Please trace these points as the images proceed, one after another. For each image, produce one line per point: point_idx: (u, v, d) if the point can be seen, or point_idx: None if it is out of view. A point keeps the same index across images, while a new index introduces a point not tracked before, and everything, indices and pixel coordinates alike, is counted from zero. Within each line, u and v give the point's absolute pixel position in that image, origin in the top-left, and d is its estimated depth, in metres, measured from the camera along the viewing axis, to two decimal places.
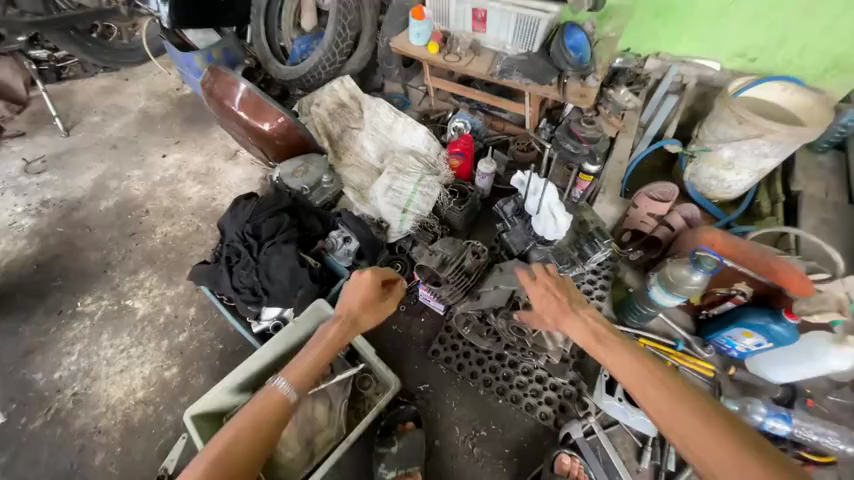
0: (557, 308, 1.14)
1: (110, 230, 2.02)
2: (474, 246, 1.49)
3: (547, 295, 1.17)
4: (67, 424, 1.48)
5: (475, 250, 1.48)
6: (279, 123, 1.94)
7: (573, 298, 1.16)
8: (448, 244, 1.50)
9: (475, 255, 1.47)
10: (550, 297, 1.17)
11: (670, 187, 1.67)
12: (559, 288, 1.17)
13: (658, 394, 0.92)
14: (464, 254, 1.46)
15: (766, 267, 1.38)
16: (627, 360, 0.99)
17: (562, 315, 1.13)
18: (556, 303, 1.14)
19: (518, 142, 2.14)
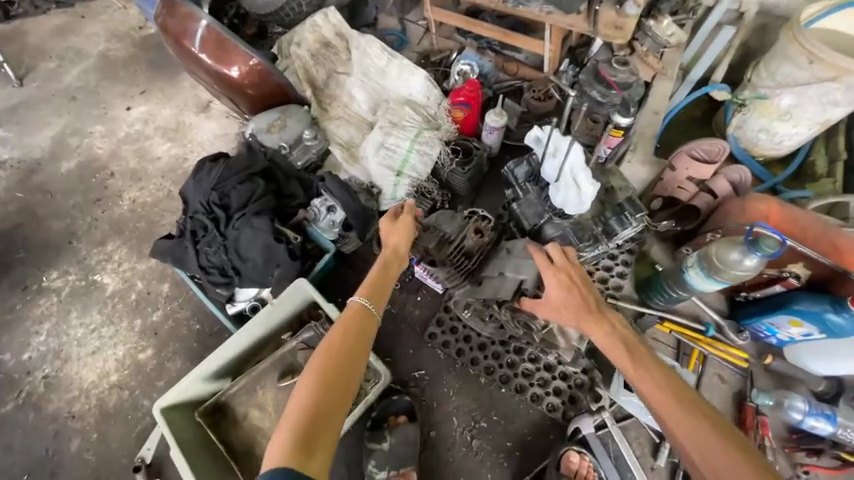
0: (579, 303, 0.96)
1: (72, 196, 1.81)
2: (477, 222, 1.28)
3: (568, 285, 0.99)
4: (41, 408, 1.42)
5: (478, 226, 1.28)
6: (250, 67, 1.63)
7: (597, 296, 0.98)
8: (446, 218, 1.27)
9: (477, 233, 1.26)
10: (570, 288, 0.98)
11: (721, 145, 1.37)
12: (583, 281, 0.99)
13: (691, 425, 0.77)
14: (465, 232, 1.25)
15: (830, 245, 1.18)
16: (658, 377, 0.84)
17: (583, 313, 0.95)
18: (578, 297, 0.97)
19: (534, 88, 1.82)
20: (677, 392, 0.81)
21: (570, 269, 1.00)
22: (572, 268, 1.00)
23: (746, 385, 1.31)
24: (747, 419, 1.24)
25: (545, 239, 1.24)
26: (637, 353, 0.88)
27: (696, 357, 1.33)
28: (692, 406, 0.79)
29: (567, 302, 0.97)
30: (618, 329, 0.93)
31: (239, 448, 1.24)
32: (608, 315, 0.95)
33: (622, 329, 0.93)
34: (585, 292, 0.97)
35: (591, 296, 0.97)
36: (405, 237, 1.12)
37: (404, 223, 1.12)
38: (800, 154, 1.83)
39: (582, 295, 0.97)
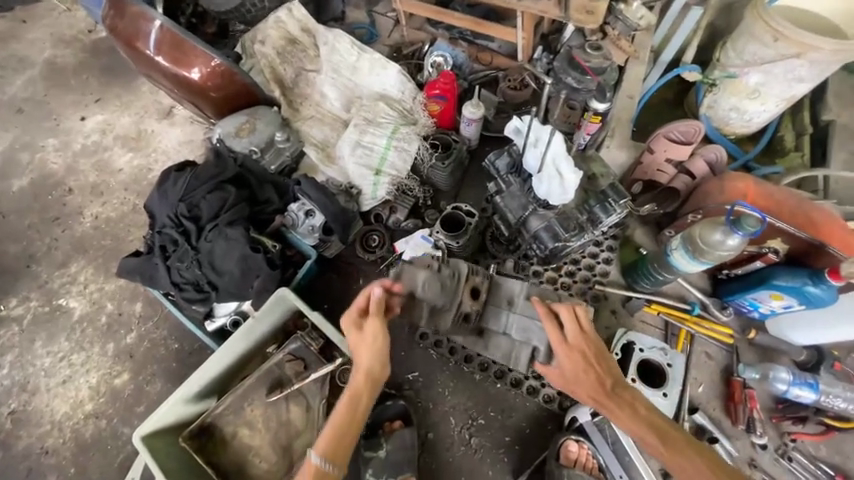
0: (599, 387, 0.93)
1: (28, 217, 1.68)
2: (472, 280, 1.09)
3: (585, 367, 0.94)
4: (10, 446, 1.32)
5: (474, 283, 1.09)
6: (212, 69, 1.53)
7: (616, 370, 0.95)
8: (431, 282, 1.04)
9: (474, 293, 1.10)
10: (586, 370, 0.94)
11: (696, 125, 1.38)
12: (599, 357, 0.95)
13: None
14: (460, 299, 1.07)
15: (805, 218, 1.23)
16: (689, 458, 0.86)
17: (603, 396, 0.93)
18: (597, 380, 0.93)
19: (509, 78, 1.80)
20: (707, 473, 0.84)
21: (584, 347, 0.95)
22: (586, 345, 0.95)
23: (732, 361, 1.33)
24: (735, 393, 1.27)
25: (530, 231, 1.23)
26: (664, 435, 0.89)
27: (684, 337, 1.35)
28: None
29: (586, 388, 0.94)
30: (642, 409, 0.92)
31: (230, 471, 1.18)
32: (627, 395, 0.93)
33: (644, 408, 0.92)
34: (603, 372, 0.94)
35: (610, 374, 0.94)
36: (374, 354, 0.98)
37: (370, 335, 0.99)
38: (770, 130, 1.88)
39: (601, 376, 0.93)
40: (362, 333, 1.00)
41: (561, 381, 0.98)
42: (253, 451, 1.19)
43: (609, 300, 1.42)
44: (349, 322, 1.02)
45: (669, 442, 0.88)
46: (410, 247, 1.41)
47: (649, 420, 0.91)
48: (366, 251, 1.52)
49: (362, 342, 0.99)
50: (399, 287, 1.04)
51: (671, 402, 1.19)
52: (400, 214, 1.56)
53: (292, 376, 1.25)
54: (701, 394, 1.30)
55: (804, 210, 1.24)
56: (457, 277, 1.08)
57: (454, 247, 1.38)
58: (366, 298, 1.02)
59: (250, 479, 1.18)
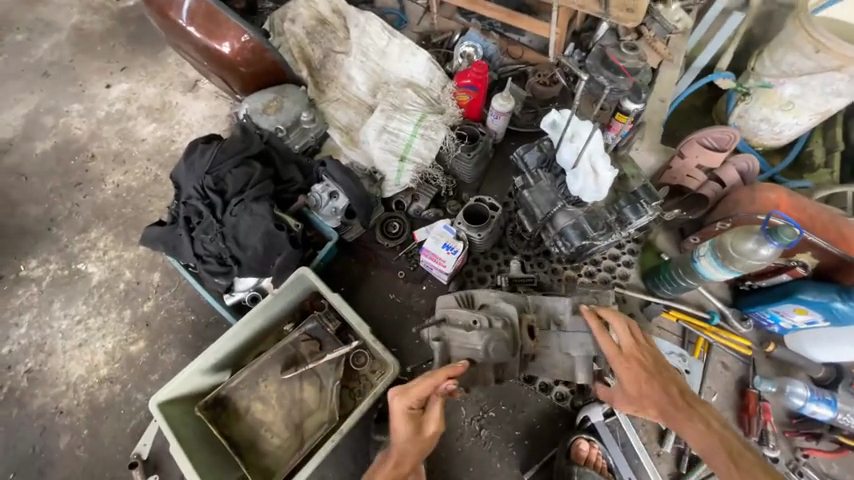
0: (666, 398, 0.91)
1: (51, 180, 1.69)
2: (526, 318, 1.07)
3: (645, 378, 0.93)
4: (26, 403, 1.34)
5: (527, 322, 1.08)
6: (243, 44, 1.53)
7: (677, 380, 0.94)
8: (499, 348, 0.99)
9: (529, 331, 1.08)
10: (646, 379, 0.93)
11: (731, 132, 1.35)
12: (657, 366, 0.95)
13: None
14: (521, 346, 1.06)
15: (837, 235, 1.21)
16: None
17: (667, 407, 0.91)
18: (660, 390, 0.92)
19: (539, 73, 1.76)
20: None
21: (640, 356, 0.95)
22: (642, 354, 0.95)
23: (749, 373, 1.32)
24: (750, 404, 1.25)
25: (557, 227, 1.23)
26: (734, 449, 0.86)
27: (701, 345, 1.34)
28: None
29: (651, 401, 0.92)
30: (711, 421, 0.90)
31: (240, 445, 1.18)
32: (691, 405, 0.92)
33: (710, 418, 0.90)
34: (665, 381, 0.93)
35: (672, 383, 0.93)
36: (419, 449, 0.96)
37: (431, 433, 0.96)
38: (799, 144, 1.84)
39: (664, 386, 0.92)
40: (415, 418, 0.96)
41: (622, 395, 0.95)
42: (265, 426, 1.19)
43: (627, 304, 1.41)
44: (400, 402, 0.95)
45: (748, 460, 0.84)
46: (432, 236, 1.36)
47: (716, 431, 0.88)
48: (386, 238, 1.50)
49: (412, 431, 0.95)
50: (464, 367, 0.95)
51: None
52: (421, 203, 1.55)
53: (306, 355, 1.27)
54: (714, 403, 1.29)
55: (836, 227, 1.22)
56: (513, 326, 1.03)
57: (476, 239, 1.38)
58: (428, 389, 0.93)
59: (259, 454, 1.18)
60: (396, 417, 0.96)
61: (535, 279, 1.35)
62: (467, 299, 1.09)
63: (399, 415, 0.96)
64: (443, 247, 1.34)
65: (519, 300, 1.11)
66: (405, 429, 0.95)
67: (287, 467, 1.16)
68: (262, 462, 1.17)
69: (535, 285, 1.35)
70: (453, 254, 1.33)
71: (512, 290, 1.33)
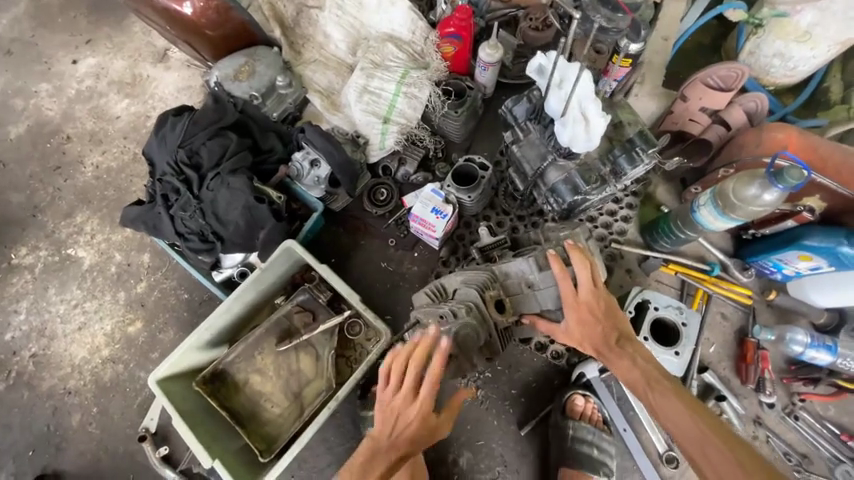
0: (604, 340, 0.93)
1: (29, 165, 1.64)
2: (490, 296, 1.00)
3: (592, 322, 0.94)
4: (35, 384, 1.38)
5: (493, 298, 1.02)
6: (205, 3, 1.39)
7: (622, 325, 0.95)
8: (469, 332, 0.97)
9: (498, 306, 1.03)
10: (592, 321, 0.93)
11: (739, 68, 1.23)
12: (609, 312, 0.94)
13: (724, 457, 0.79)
14: (492, 326, 1.01)
15: (850, 173, 1.13)
16: (688, 415, 0.84)
17: (604, 346, 0.93)
18: (603, 333, 0.93)
19: (531, 17, 1.60)
20: (707, 432, 0.81)
21: (594, 303, 0.93)
22: (597, 302, 0.93)
23: (748, 322, 1.30)
24: (747, 353, 1.24)
25: (548, 183, 1.16)
26: (655, 382, 0.89)
27: (700, 296, 1.31)
28: (723, 445, 0.79)
29: (587, 339, 0.94)
30: (643, 361, 0.91)
31: (242, 415, 1.21)
32: (628, 345, 0.93)
33: (642, 358, 0.92)
34: (607, 323, 0.94)
35: (613, 326, 0.94)
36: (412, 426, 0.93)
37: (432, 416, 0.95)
38: (814, 81, 1.70)
39: (608, 330, 0.94)
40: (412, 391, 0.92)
41: (564, 334, 0.97)
42: (264, 396, 1.22)
43: (624, 260, 1.38)
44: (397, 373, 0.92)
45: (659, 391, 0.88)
46: (420, 200, 1.30)
47: (644, 368, 0.90)
48: (374, 205, 1.46)
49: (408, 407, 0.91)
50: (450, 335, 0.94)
51: (684, 361, 1.15)
52: (409, 166, 1.49)
53: (300, 327, 1.27)
54: (711, 353, 1.28)
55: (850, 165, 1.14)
56: (477, 309, 0.99)
57: (466, 201, 1.32)
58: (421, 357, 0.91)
59: (260, 422, 1.21)
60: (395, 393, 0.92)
61: (509, 240, 1.21)
62: (439, 290, 1.07)
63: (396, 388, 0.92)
64: (432, 212, 1.29)
65: (480, 278, 1.03)
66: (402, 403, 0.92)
67: (290, 433, 1.19)
68: (265, 430, 1.21)
69: (509, 245, 1.22)
70: (443, 218, 1.28)
71: (487, 260, 1.20)
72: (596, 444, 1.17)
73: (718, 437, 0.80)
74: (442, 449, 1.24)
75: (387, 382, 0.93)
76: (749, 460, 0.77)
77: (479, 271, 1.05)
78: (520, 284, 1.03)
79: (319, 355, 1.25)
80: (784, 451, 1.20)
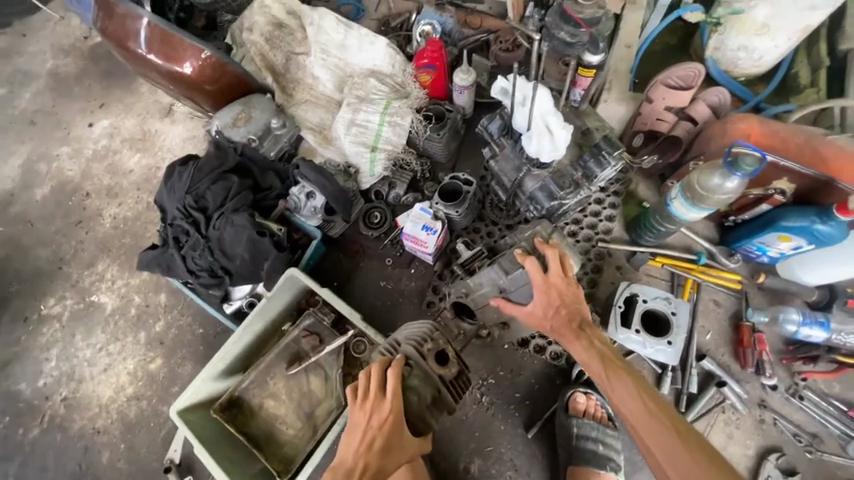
0: (567, 325, 0.99)
1: (54, 222, 1.79)
2: (428, 349, 1.02)
3: (558, 306, 0.99)
4: (67, 426, 1.46)
5: (432, 351, 1.03)
6: (203, 61, 1.55)
7: (586, 310, 1.00)
8: (421, 377, 1.00)
9: (440, 358, 1.03)
10: (557, 306, 0.99)
11: (695, 68, 1.31)
12: (574, 298, 1.00)
13: (665, 433, 0.84)
14: (436, 380, 1.00)
15: (813, 154, 1.18)
16: (638, 395, 0.89)
17: (568, 330, 0.98)
18: (567, 317, 0.99)
19: (501, 40, 1.71)
20: (655, 410, 0.87)
21: (563, 288, 0.99)
22: (565, 288, 0.99)
23: (742, 306, 1.33)
24: (743, 338, 1.26)
25: (526, 192, 1.24)
26: (610, 363, 0.94)
27: (690, 286, 1.35)
28: (668, 423, 0.85)
29: (551, 321, 1.00)
30: (601, 345, 0.97)
31: (259, 439, 1.27)
32: (589, 330, 0.99)
33: (600, 342, 0.97)
34: (570, 309, 0.99)
35: (576, 312, 0.99)
36: (377, 453, 0.88)
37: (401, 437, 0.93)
38: (781, 69, 1.77)
39: (572, 314, 0.99)
40: (371, 407, 0.92)
41: (526, 316, 1.02)
42: (278, 419, 1.28)
43: (613, 258, 1.42)
44: (360, 392, 0.95)
45: (611, 369, 0.93)
46: (410, 220, 1.38)
47: (602, 353, 0.95)
48: (370, 229, 1.53)
49: (371, 432, 0.90)
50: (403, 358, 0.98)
51: (677, 350, 1.18)
52: (399, 189, 1.58)
53: (309, 350, 1.34)
54: (709, 341, 1.30)
55: (813, 147, 1.19)
56: (415, 362, 1.01)
57: (455, 216, 1.40)
58: (379, 378, 0.95)
59: (277, 445, 1.27)
60: (359, 414, 0.93)
61: (486, 250, 1.29)
62: (392, 346, 1.08)
63: (360, 410, 0.93)
64: (422, 229, 1.37)
65: (419, 331, 1.05)
66: (365, 425, 0.91)
67: (305, 451, 1.25)
68: (281, 453, 1.26)
69: (487, 254, 1.28)
70: (433, 234, 1.36)
71: (469, 273, 1.26)
72: (602, 440, 1.18)
73: (665, 414, 0.86)
74: (453, 457, 1.27)
75: (355, 403, 0.95)
76: (691, 440, 0.82)
77: (420, 325, 1.08)
78: (491, 291, 1.09)
79: (330, 376, 1.32)
80: (793, 433, 1.20)
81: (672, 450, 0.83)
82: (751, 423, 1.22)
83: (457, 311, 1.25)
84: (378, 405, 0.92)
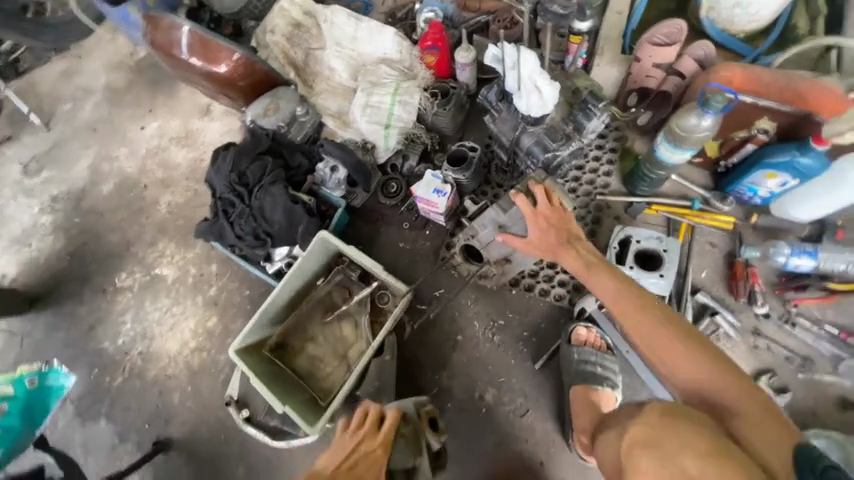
0: (558, 243, 1.14)
1: (119, 211, 2.09)
2: (425, 411, 1.23)
3: (548, 228, 1.15)
4: (144, 375, 1.74)
5: (427, 414, 1.23)
6: (235, 62, 1.78)
7: (574, 228, 1.15)
8: (407, 441, 1.16)
9: (432, 424, 1.23)
10: (548, 229, 1.15)
11: (677, 24, 1.45)
12: (561, 220, 1.16)
13: (645, 317, 0.94)
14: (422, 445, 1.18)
15: (793, 94, 1.26)
16: (617, 288, 1.00)
17: (558, 248, 1.13)
18: (557, 236, 1.15)
19: (499, 19, 1.85)
20: (634, 297, 0.97)
21: (550, 214, 1.16)
22: (551, 213, 1.16)
23: (736, 245, 1.41)
24: (737, 271, 1.36)
25: (523, 148, 1.39)
26: (593, 265, 1.06)
27: (685, 229, 1.44)
28: (647, 305, 0.95)
29: (542, 243, 1.16)
30: (587, 253, 1.09)
31: (303, 374, 1.51)
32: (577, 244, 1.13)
33: (586, 251, 1.10)
34: (559, 230, 1.15)
35: (564, 232, 1.15)
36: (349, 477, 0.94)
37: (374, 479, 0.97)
38: (780, 22, 1.75)
39: (560, 233, 1.15)
40: (364, 431, 1.02)
41: (523, 245, 1.18)
42: (318, 359, 1.51)
43: (612, 209, 1.53)
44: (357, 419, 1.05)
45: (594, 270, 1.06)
46: (423, 185, 1.52)
47: (587, 258, 1.08)
48: (388, 197, 1.73)
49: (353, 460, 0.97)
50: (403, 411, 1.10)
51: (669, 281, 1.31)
52: (412, 160, 1.76)
53: (341, 301, 1.56)
54: (704, 278, 1.40)
55: (794, 88, 1.27)
56: (411, 422, 1.21)
57: (463, 180, 1.55)
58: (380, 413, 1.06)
59: (319, 380, 1.50)
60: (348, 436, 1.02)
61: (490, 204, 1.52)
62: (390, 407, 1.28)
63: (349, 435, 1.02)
64: (434, 192, 1.50)
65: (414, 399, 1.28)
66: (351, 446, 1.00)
67: (341, 383, 1.47)
68: (322, 386, 1.49)
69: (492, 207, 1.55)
70: (443, 196, 1.49)
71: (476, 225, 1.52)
72: (600, 363, 1.31)
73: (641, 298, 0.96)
74: (469, 389, 1.44)
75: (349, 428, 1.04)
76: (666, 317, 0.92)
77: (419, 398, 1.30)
78: (492, 229, 1.32)
79: (359, 322, 1.53)
80: (785, 354, 1.30)
81: (647, 325, 0.93)
82: (745, 348, 1.32)
83: (467, 256, 1.51)
84: (372, 434, 1.02)
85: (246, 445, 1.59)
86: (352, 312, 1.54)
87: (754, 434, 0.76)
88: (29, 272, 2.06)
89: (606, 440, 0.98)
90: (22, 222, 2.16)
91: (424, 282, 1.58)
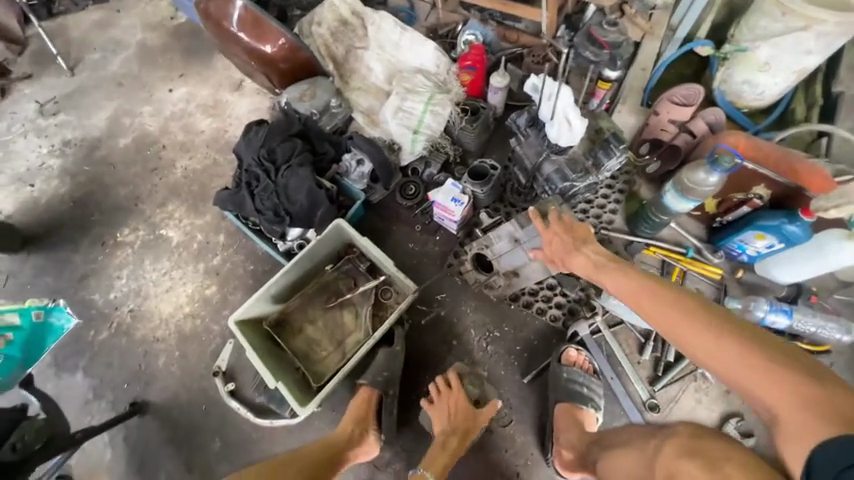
0: (571, 250, 1.21)
1: (133, 167, 2.08)
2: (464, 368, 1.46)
3: (557, 238, 1.24)
4: (132, 333, 1.72)
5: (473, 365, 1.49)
6: (280, 45, 1.86)
7: (584, 235, 1.21)
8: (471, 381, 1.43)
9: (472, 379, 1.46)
10: (559, 239, 1.24)
11: (694, 89, 1.59)
12: (574, 230, 1.23)
13: (666, 308, 0.93)
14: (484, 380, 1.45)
15: (787, 168, 1.40)
16: (631, 283, 1.02)
17: (569, 255, 1.21)
18: (569, 243, 1.22)
19: (533, 54, 1.98)
20: (650, 288, 0.98)
21: (560, 226, 1.24)
22: (560, 226, 1.24)
23: (720, 296, 1.53)
24: None
25: (543, 174, 1.51)
26: (604, 266, 1.11)
27: (677, 273, 1.55)
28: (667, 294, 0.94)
29: (553, 252, 1.26)
30: (598, 255, 1.15)
31: (298, 353, 1.53)
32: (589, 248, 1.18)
33: (597, 254, 1.15)
34: (568, 237, 1.22)
35: (573, 238, 1.22)
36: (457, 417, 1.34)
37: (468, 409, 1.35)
38: (782, 104, 1.92)
39: (570, 240, 1.22)
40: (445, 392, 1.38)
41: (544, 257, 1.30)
42: (315, 342, 1.54)
43: (612, 245, 1.62)
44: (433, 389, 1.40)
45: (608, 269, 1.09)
46: (442, 192, 1.59)
47: (597, 261, 1.13)
48: (405, 198, 1.79)
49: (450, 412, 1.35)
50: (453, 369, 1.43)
51: None
52: (433, 168, 1.83)
53: (345, 289, 1.59)
54: None
55: (789, 162, 1.41)
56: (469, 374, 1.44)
57: (480, 194, 1.62)
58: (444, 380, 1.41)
59: (312, 362, 1.52)
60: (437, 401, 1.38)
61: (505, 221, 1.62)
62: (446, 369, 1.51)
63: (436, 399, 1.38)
64: (452, 201, 1.57)
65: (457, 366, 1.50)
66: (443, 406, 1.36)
67: (335, 369, 1.50)
68: (315, 368, 1.51)
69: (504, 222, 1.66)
70: (460, 205, 1.56)
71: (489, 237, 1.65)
72: (587, 384, 1.38)
73: (657, 288, 0.96)
74: None
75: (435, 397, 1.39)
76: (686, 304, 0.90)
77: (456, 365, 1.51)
78: (508, 242, 1.49)
79: (359, 313, 1.56)
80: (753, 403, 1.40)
81: (668, 315, 0.92)
82: (717, 391, 1.42)
83: (476, 264, 1.61)
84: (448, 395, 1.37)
85: (227, 418, 1.59)
86: (355, 302, 1.57)
87: (792, 429, 0.74)
88: (25, 211, 2.02)
89: (614, 457, 1.08)
90: (28, 161, 2.12)
91: (429, 284, 1.64)
